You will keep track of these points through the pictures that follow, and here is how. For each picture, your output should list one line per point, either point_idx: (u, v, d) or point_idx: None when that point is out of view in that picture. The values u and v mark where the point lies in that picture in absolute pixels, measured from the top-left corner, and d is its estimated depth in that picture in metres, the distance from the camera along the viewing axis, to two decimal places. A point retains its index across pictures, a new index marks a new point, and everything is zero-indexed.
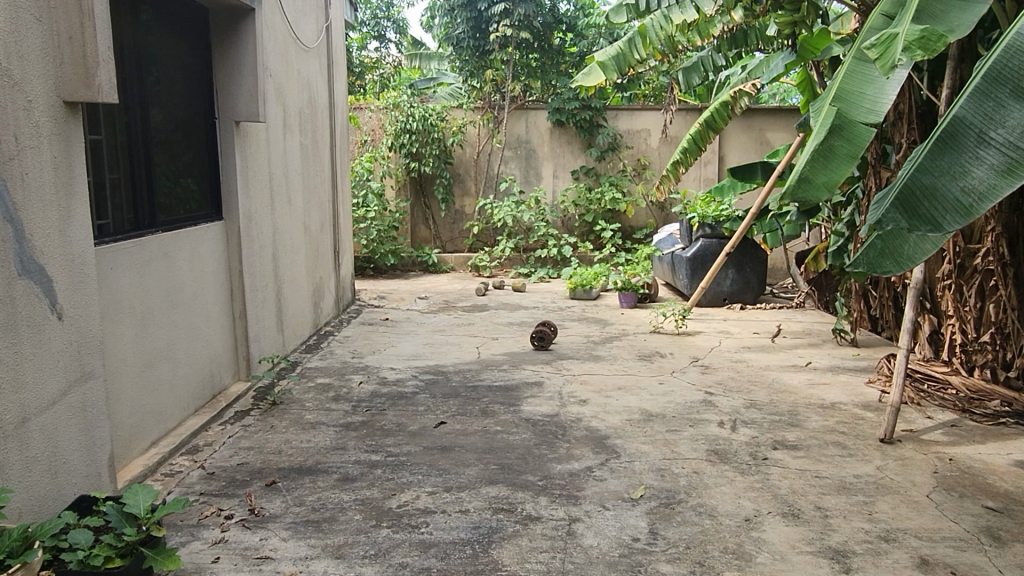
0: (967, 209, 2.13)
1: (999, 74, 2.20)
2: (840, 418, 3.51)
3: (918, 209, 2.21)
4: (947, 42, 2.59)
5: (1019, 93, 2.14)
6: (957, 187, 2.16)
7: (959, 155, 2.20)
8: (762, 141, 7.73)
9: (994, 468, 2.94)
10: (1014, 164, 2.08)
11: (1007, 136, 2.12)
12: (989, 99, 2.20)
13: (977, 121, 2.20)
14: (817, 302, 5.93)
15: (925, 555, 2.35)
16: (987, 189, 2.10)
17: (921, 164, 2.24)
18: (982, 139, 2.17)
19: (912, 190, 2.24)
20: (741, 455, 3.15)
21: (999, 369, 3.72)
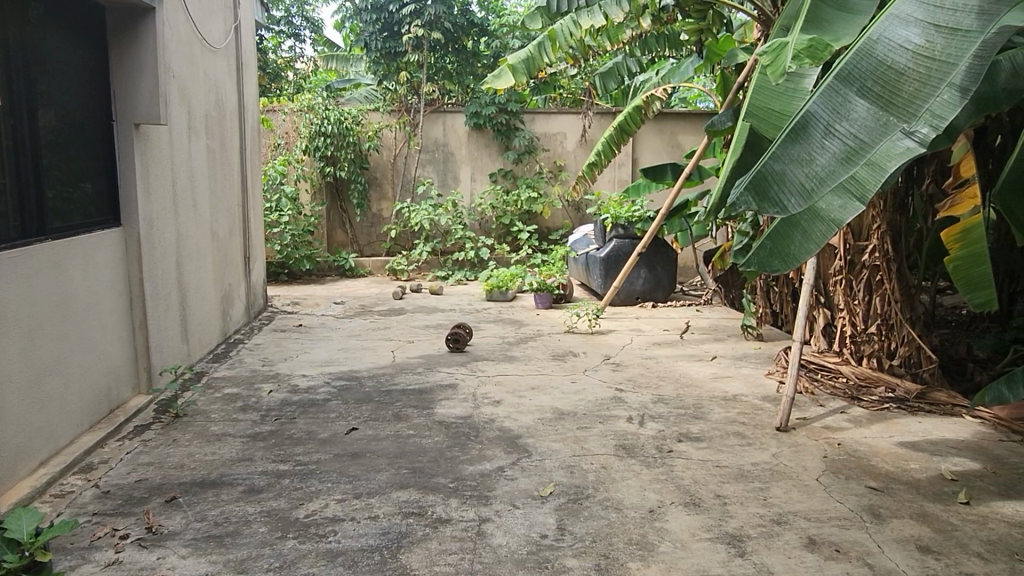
0: (810, 193, 2.23)
1: (848, 72, 2.29)
2: (740, 409, 3.67)
3: (768, 192, 2.27)
4: (834, 49, 2.52)
5: (863, 90, 2.25)
6: (801, 173, 2.26)
7: (806, 142, 2.29)
8: (673, 144, 7.98)
9: (877, 451, 3.13)
10: (853, 153, 2.20)
11: (849, 128, 2.23)
12: (837, 94, 2.29)
13: (825, 112, 2.29)
14: (723, 299, 6.17)
15: (814, 535, 2.49)
16: (828, 175, 2.21)
17: (774, 150, 2.32)
18: (828, 130, 2.27)
19: (764, 175, 2.31)
20: (647, 448, 3.26)
21: (884, 358, 3.91)
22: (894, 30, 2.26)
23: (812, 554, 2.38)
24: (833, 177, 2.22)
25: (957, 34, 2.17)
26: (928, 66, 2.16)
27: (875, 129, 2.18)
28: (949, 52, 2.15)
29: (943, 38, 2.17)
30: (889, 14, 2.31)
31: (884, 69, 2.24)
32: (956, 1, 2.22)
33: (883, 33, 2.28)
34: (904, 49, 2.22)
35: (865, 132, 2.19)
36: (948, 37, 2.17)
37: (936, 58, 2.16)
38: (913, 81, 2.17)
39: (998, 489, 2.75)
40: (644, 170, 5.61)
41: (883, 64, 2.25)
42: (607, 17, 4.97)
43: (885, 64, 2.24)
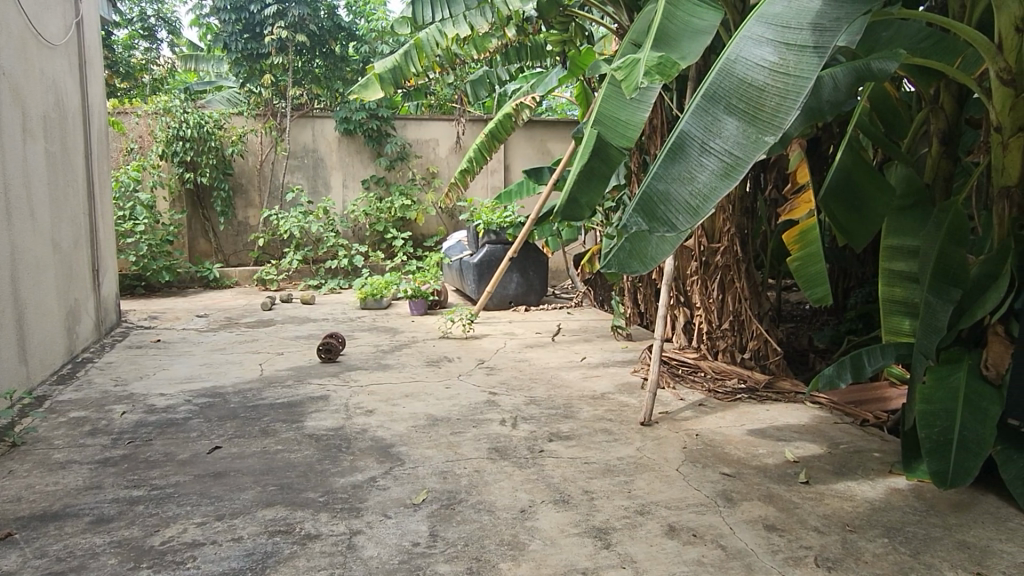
0: (696, 210, 2.08)
1: (712, 92, 2.16)
2: (607, 407, 3.82)
3: (656, 211, 2.12)
4: (681, 69, 2.53)
5: (730, 107, 2.11)
6: (684, 192, 2.10)
7: (684, 161, 2.14)
8: (543, 151, 8.17)
9: (730, 439, 3.34)
10: (731, 168, 2.04)
11: (722, 144, 2.07)
12: (706, 113, 2.15)
13: (698, 131, 2.15)
14: (593, 301, 6.39)
15: (673, 522, 2.63)
16: (709, 192, 2.06)
17: (655, 172, 2.16)
18: (704, 147, 2.11)
19: (648, 197, 2.15)
20: (519, 450, 3.31)
21: (736, 352, 4.20)
22: (750, 48, 2.15)
23: (671, 540, 2.51)
24: (715, 194, 2.06)
25: (808, 48, 2.06)
26: (786, 82, 2.04)
27: (748, 144, 2.03)
28: (802, 67, 2.03)
29: (795, 54, 2.06)
30: (742, 32, 2.20)
31: (746, 86, 2.10)
32: (801, 19, 2.12)
33: (740, 53, 2.16)
34: (761, 66, 2.10)
35: (738, 147, 2.04)
36: (798, 54, 2.06)
37: (791, 74, 2.04)
38: (775, 95, 2.04)
39: (833, 467, 3.02)
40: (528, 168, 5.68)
41: (743, 82, 2.11)
42: (472, 28, 5.03)
43: (746, 81, 2.11)
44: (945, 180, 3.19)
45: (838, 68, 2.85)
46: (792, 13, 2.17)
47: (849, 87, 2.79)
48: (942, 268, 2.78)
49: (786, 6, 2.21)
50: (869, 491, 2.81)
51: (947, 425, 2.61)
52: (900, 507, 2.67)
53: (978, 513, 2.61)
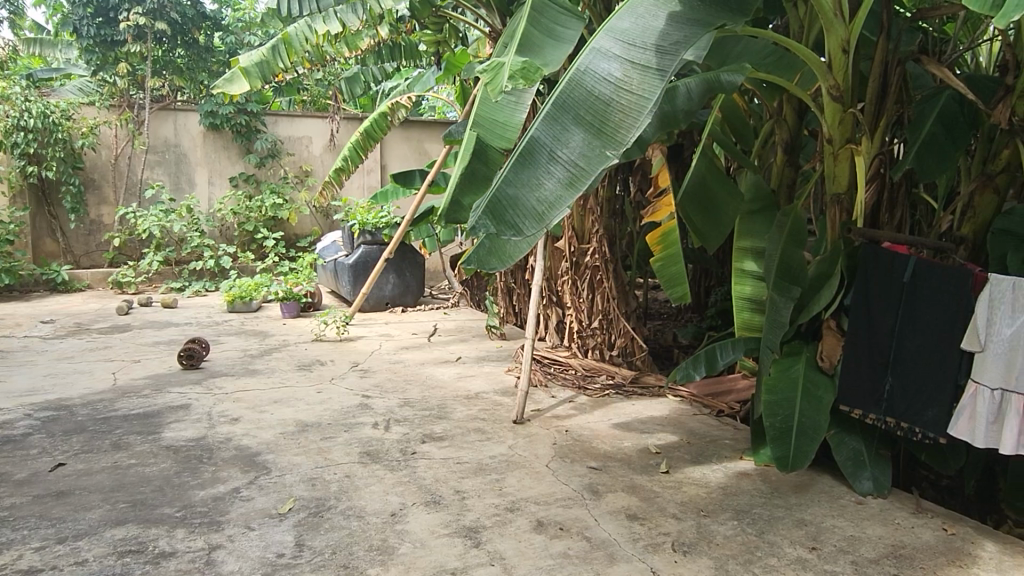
0: (542, 217, 2.13)
1: (562, 101, 2.21)
2: (481, 406, 3.86)
3: (504, 215, 2.14)
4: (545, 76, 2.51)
5: (577, 118, 2.17)
6: (531, 198, 2.15)
7: (532, 167, 2.18)
8: (420, 151, 8.14)
9: (597, 434, 3.46)
10: (575, 178, 2.12)
11: (569, 154, 2.14)
12: (555, 122, 2.20)
13: (547, 139, 2.20)
14: (470, 301, 6.44)
15: (541, 517, 2.69)
16: (555, 200, 2.13)
17: (505, 176, 2.19)
18: (552, 156, 2.17)
19: (497, 201, 2.17)
20: (392, 452, 3.28)
21: (605, 349, 4.37)
22: (599, 62, 2.22)
23: (539, 535, 2.56)
24: (560, 203, 2.13)
25: (651, 69, 2.16)
26: (629, 99, 2.13)
27: (592, 156, 2.11)
28: (644, 87, 2.13)
29: (638, 73, 2.16)
30: (591, 46, 2.27)
31: (593, 100, 2.18)
32: (645, 39, 2.22)
33: (589, 65, 2.23)
34: (607, 81, 2.18)
35: (583, 159, 2.11)
36: (641, 73, 2.15)
37: (635, 92, 2.13)
38: (619, 111, 2.13)
39: (691, 456, 3.20)
40: (394, 175, 5.65)
41: (591, 95, 2.19)
42: (343, 25, 4.97)
43: (593, 95, 2.18)
44: (788, 187, 3.47)
45: (691, 78, 3.01)
46: (639, 31, 2.27)
47: (701, 97, 2.95)
48: (784, 268, 2.98)
49: (634, 22, 2.30)
50: (722, 478, 2.99)
51: (787, 413, 2.84)
52: (749, 491, 2.87)
53: (815, 492, 2.85)
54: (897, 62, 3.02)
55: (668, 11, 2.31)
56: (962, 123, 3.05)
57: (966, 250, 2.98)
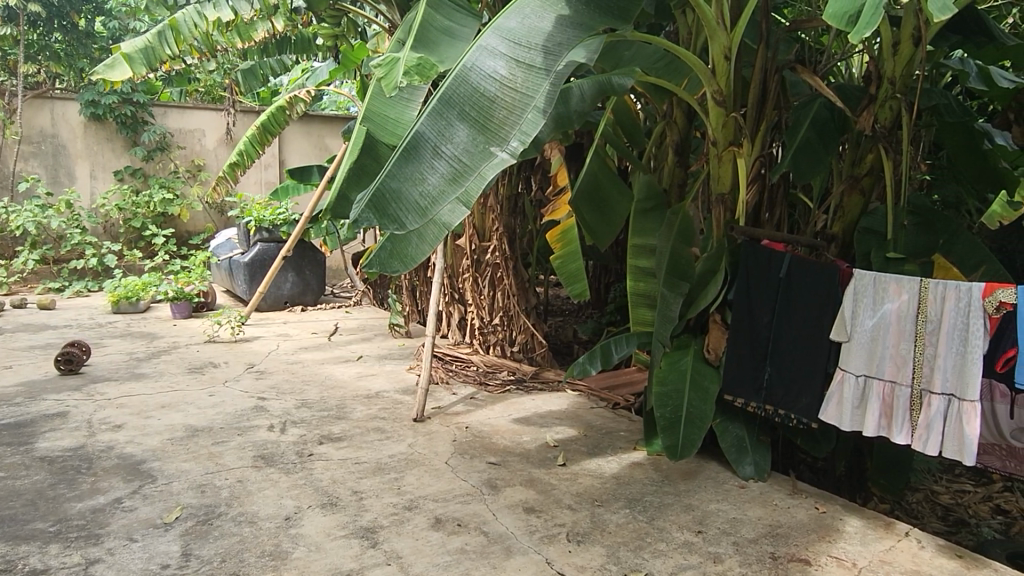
0: (425, 211, 2.12)
1: (447, 97, 2.23)
2: (381, 405, 3.82)
3: (387, 208, 2.11)
4: (440, 70, 2.53)
5: (462, 114, 2.20)
6: (415, 193, 2.14)
7: (416, 162, 2.18)
8: (321, 147, 7.97)
9: (497, 429, 3.50)
10: (459, 174, 2.13)
11: (452, 150, 2.16)
12: (440, 117, 2.21)
13: (431, 134, 2.20)
14: (373, 299, 6.37)
15: (439, 514, 2.70)
16: (438, 195, 2.13)
17: (389, 169, 2.16)
18: (436, 151, 2.17)
19: (380, 194, 2.14)
20: (287, 455, 3.20)
21: (506, 346, 4.44)
22: (484, 60, 2.25)
23: (436, 532, 2.57)
24: (443, 198, 2.13)
25: (534, 69, 2.21)
26: (513, 97, 2.18)
27: (475, 152, 2.14)
28: (527, 85, 2.19)
29: (522, 72, 2.21)
30: (477, 44, 2.31)
31: (478, 96, 2.21)
32: (530, 39, 2.28)
33: (475, 62, 2.26)
34: (492, 79, 2.22)
35: (466, 155, 2.14)
36: (525, 72, 2.21)
37: (518, 90, 2.18)
38: (503, 108, 2.17)
39: (587, 448, 3.29)
40: (290, 170, 5.48)
41: (477, 92, 2.22)
42: (235, 13, 4.76)
43: (478, 92, 2.21)
44: (679, 186, 3.61)
45: (584, 81, 3.09)
46: (524, 31, 2.31)
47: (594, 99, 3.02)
48: (673, 264, 3.09)
49: (520, 22, 2.35)
50: (615, 468, 3.09)
51: (677, 403, 2.95)
52: (640, 479, 2.98)
53: (702, 478, 3.00)
54: (775, 70, 3.22)
55: (554, 13, 2.37)
56: (832, 128, 3.26)
57: (837, 247, 3.20)
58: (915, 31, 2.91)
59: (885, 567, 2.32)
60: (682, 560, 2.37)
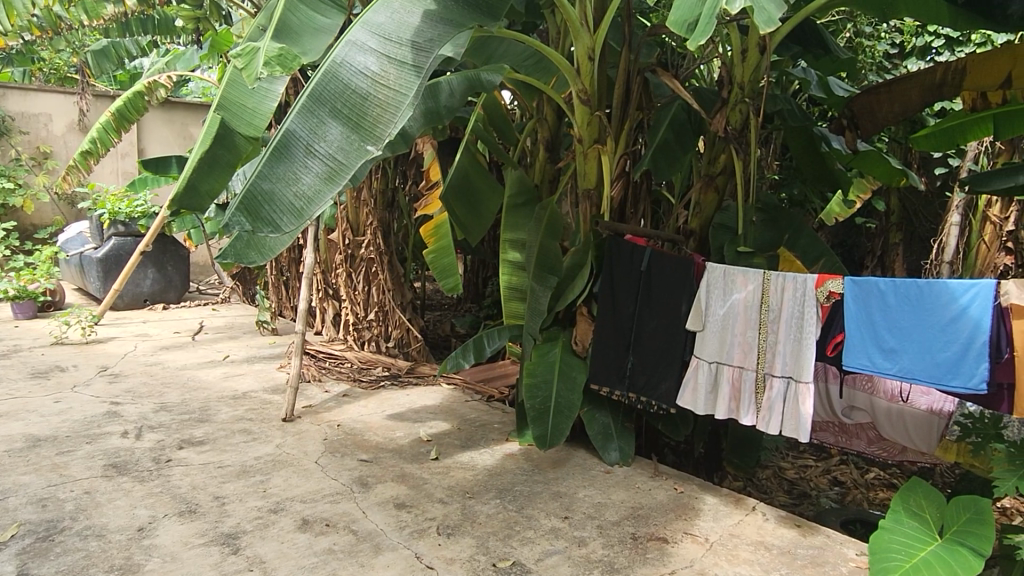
0: (301, 213, 1.93)
1: (316, 93, 2.03)
2: (248, 406, 3.68)
3: (259, 211, 1.93)
4: (303, 64, 2.31)
5: (334, 111, 2.00)
6: (289, 193, 1.95)
7: (288, 162, 1.98)
8: (185, 136, 7.57)
9: (370, 426, 3.47)
10: (334, 173, 1.94)
11: (325, 148, 1.96)
12: (311, 114, 2.01)
13: (302, 132, 2.00)
14: (242, 296, 6.14)
15: (307, 516, 2.63)
16: (314, 195, 1.94)
17: (258, 170, 1.97)
18: (307, 149, 1.98)
19: (250, 197, 1.95)
20: (143, 462, 3.02)
21: (381, 341, 4.40)
22: (355, 53, 2.06)
23: (303, 534, 2.50)
24: (319, 198, 1.94)
25: (407, 63, 2.02)
26: (387, 92, 1.98)
27: (350, 150, 1.94)
28: (402, 80, 2.00)
29: (395, 66, 2.01)
30: (347, 37, 2.10)
31: (350, 92, 2.01)
32: (400, 33, 2.09)
33: (345, 57, 2.06)
34: (364, 73, 2.02)
35: (340, 152, 1.94)
36: (397, 66, 2.01)
37: (391, 85, 1.99)
38: (377, 104, 1.98)
39: (460, 441, 3.32)
40: (145, 160, 5.10)
41: (348, 87, 2.02)
42: None
43: (349, 86, 2.01)
44: (550, 181, 3.69)
45: (453, 76, 3.09)
46: (393, 25, 2.13)
47: (463, 95, 3.03)
48: (542, 258, 3.15)
49: (389, 17, 2.17)
50: (487, 460, 3.13)
51: (546, 394, 3.03)
52: (512, 470, 3.03)
53: (571, 466, 3.10)
54: (638, 72, 3.35)
55: (423, 8, 2.20)
56: (689, 129, 3.46)
57: (695, 241, 3.39)
58: (760, 40, 3.12)
59: (734, 540, 2.49)
60: (549, 546, 2.44)
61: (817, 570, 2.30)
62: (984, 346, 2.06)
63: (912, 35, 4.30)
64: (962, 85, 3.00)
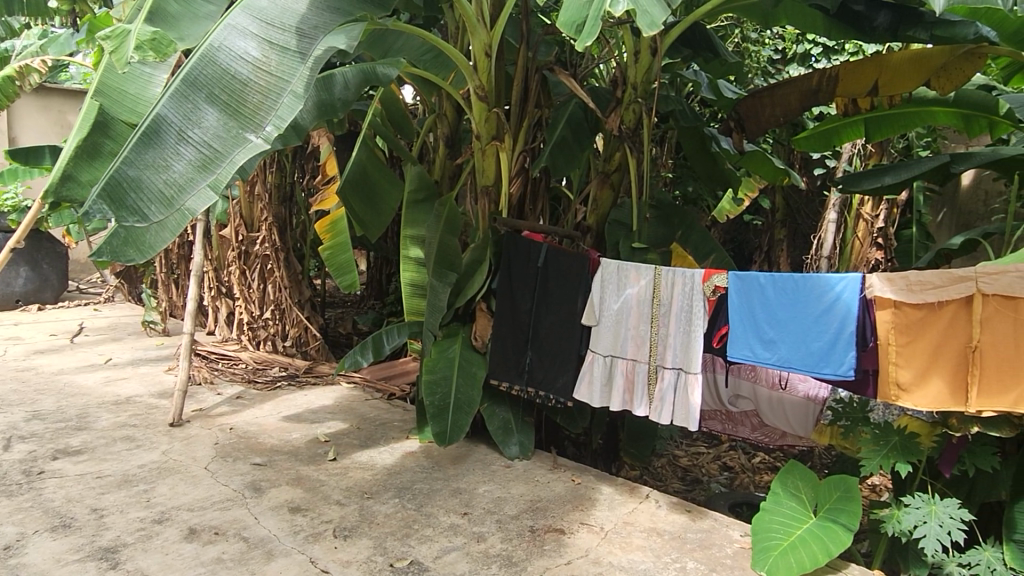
0: (171, 201, 1.70)
1: (190, 75, 1.81)
2: (132, 411, 3.49)
3: (122, 198, 1.68)
4: (180, 49, 2.18)
5: (210, 96, 1.79)
6: (158, 179, 1.72)
7: (156, 146, 1.75)
8: (62, 125, 7.08)
9: (264, 428, 3.36)
10: (209, 161, 1.73)
11: (199, 133, 1.74)
12: (184, 97, 1.79)
13: (174, 116, 1.77)
14: (127, 295, 5.82)
15: (194, 525, 2.50)
16: (186, 183, 1.72)
17: (121, 153, 1.72)
18: (179, 134, 1.75)
19: (111, 181, 1.70)
20: (10, 476, 2.80)
21: (278, 341, 4.29)
22: (234, 36, 1.86)
23: (190, 544, 2.37)
24: (192, 187, 1.72)
25: (290, 52, 1.86)
26: (268, 79, 1.80)
27: (227, 137, 1.74)
28: (284, 69, 1.83)
29: (277, 54, 1.85)
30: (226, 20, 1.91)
31: (228, 77, 1.81)
32: (284, 20, 1.93)
33: (223, 40, 1.86)
34: (244, 59, 1.84)
35: (217, 138, 1.73)
36: (279, 54, 1.85)
37: (273, 72, 1.81)
38: (257, 92, 1.79)
39: (359, 441, 3.26)
40: (13, 150, 4.70)
41: (226, 72, 1.82)
42: None
43: (227, 71, 1.82)
44: (450, 178, 3.68)
45: (348, 69, 3.02)
46: (276, 12, 1.96)
47: (359, 88, 2.97)
48: (441, 254, 3.11)
49: (271, 1, 2.00)
50: (386, 459, 3.09)
51: (445, 390, 3.02)
52: (411, 468, 3.01)
53: (471, 462, 3.10)
54: (535, 70, 3.39)
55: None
56: (586, 127, 3.53)
57: (591, 237, 3.47)
58: (651, 43, 3.22)
59: (628, 528, 2.56)
60: (447, 543, 2.43)
61: (705, 553, 2.40)
62: (851, 335, 2.20)
63: (793, 43, 4.54)
64: (835, 92, 3.19)
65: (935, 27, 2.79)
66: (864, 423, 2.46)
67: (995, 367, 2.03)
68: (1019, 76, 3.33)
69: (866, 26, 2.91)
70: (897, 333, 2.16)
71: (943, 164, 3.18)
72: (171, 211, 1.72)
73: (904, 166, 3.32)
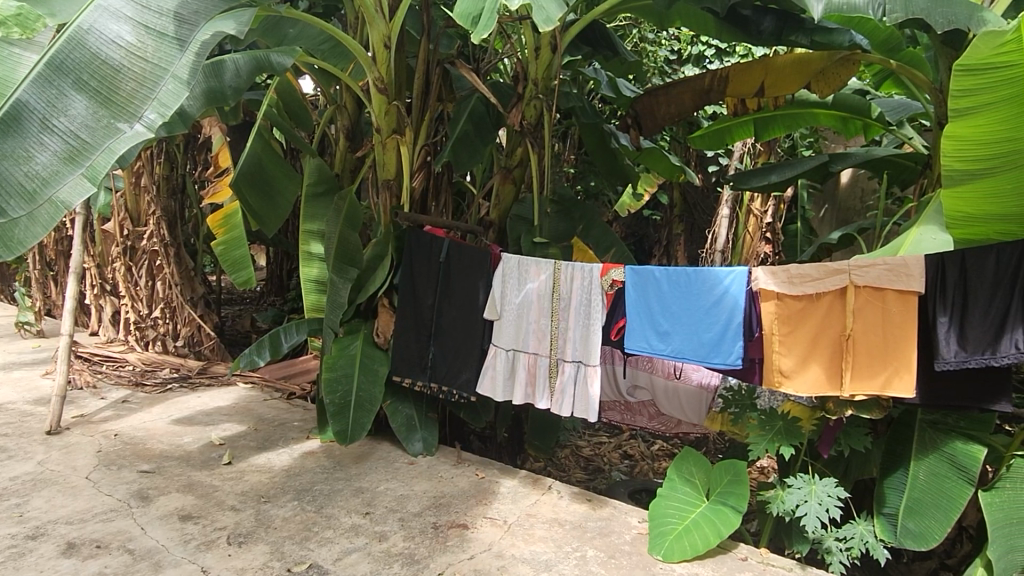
0: (33, 195, 1.52)
1: (51, 57, 1.64)
2: (2, 420, 3.22)
3: None
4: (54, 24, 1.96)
5: (77, 81, 1.63)
6: (17, 171, 1.51)
7: (11, 133, 1.54)
8: None
9: (153, 433, 3.19)
10: (77, 152, 1.57)
11: (65, 122, 1.58)
12: (45, 80, 1.61)
13: (35, 102, 1.59)
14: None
15: (73, 539, 2.32)
16: (51, 176, 1.54)
17: None
18: (40, 122, 1.57)
19: None
20: None
21: (169, 341, 4.08)
22: (103, 19, 1.72)
23: (67, 559, 2.19)
24: (59, 180, 1.56)
25: (166, 38, 1.77)
26: (143, 66, 1.69)
27: (96, 127, 1.59)
28: (161, 56, 1.73)
29: (152, 40, 1.74)
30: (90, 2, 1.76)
31: (98, 63, 1.67)
32: (156, 5, 1.82)
33: (91, 23, 1.71)
34: (116, 43, 1.71)
35: (85, 127, 1.58)
36: (155, 40, 1.74)
37: (148, 59, 1.71)
38: (131, 79, 1.67)
39: (256, 443, 3.15)
40: None
41: (95, 58, 1.68)
42: None
43: (96, 56, 1.68)
44: (351, 172, 3.59)
45: (239, 55, 2.90)
46: None
47: (250, 75, 2.85)
48: (341, 250, 3.02)
49: None
50: (285, 460, 3.00)
51: (346, 388, 2.96)
52: (311, 469, 2.93)
53: (373, 460, 3.06)
54: (436, 63, 3.35)
55: None
56: (488, 122, 3.54)
57: (494, 232, 3.48)
58: (551, 39, 3.22)
59: (530, 520, 2.59)
60: (348, 544, 2.38)
61: (604, 540, 2.46)
62: (738, 326, 2.31)
63: (687, 44, 4.69)
64: (725, 93, 3.34)
65: (814, 32, 2.97)
66: (751, 409, 2.58)
67: (865, 353, 2.16)
68: (887, 82, 3.56)
69: (753, 30, 3.04)
70: (779, 323, 2.29)
71: (823, 163, 3.38)
72: (33, 208, 1.54)
73: (788, 166, 3.51)
